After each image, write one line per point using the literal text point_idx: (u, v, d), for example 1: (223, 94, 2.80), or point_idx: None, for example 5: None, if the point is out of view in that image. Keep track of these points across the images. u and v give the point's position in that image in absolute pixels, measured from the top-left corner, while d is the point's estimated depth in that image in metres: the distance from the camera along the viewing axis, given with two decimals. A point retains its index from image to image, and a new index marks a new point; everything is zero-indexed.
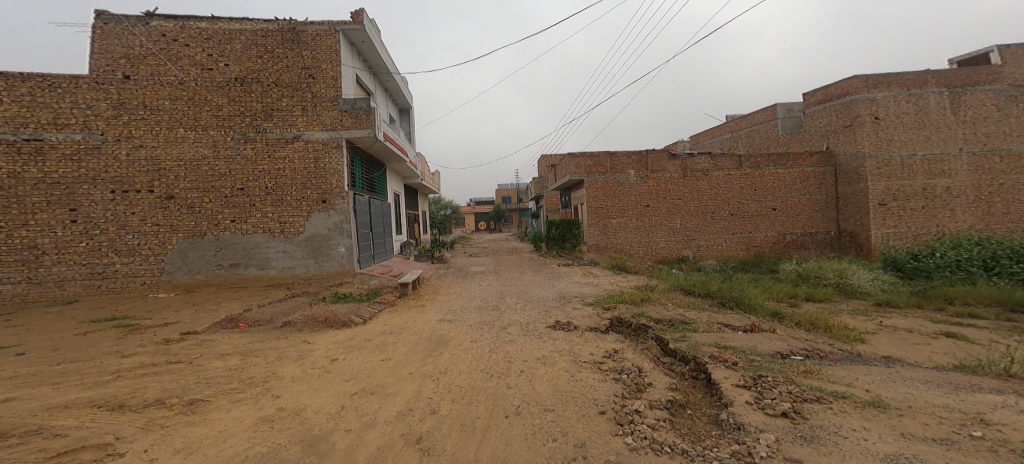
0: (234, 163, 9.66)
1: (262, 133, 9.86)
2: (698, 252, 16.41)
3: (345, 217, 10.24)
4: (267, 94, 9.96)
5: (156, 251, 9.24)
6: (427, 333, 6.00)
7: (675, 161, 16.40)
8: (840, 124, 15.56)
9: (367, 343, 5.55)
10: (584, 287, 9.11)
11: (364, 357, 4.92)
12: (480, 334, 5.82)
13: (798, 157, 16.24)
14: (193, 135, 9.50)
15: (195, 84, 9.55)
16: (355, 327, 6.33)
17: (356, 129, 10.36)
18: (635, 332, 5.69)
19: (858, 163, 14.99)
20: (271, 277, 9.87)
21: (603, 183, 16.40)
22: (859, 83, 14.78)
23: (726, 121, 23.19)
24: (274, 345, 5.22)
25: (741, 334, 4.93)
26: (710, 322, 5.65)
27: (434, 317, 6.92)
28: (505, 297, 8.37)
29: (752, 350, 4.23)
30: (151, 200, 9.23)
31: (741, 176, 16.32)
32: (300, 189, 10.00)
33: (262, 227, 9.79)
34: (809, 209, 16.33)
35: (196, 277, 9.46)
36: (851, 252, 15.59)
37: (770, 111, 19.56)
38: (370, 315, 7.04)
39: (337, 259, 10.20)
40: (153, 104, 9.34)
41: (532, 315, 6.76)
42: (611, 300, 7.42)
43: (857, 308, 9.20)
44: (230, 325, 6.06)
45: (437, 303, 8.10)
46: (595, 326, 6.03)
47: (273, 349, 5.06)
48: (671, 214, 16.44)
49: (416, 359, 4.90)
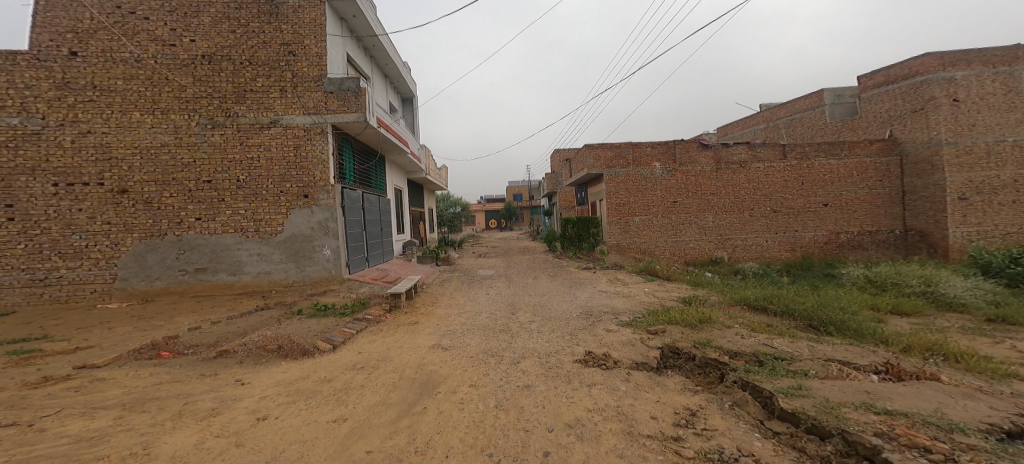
0: (199, 152, 8.26)
1: (232, 117, 8.44)
2: (735, 253, 14.44)
3: (330, 214, 8.73)
4: (240, 74, 8.54)
5: (108, 254, 7.88)
6: (412, 370, 4.36)
7: (707, 152, 14.46)
8: (907, 108, 13.30)
9: (323, 386, 3.93)
10: (613, 299, 7.36)
11: (309, 415, 3.30)
12: (484, 374, 4.15)
13: (854, 145, 14.11)
14: (151, 120, 8.13)
15: (154, 62, 8.20)
16: (317, 358, 4.71)
17: (343, 113, 8.86)
18: (706, 374, 3.96)
19: (932, 152, 12.74)
20: (244, 284, 8.43)
21: (626, 178, 14.58)
22: (932, 61, 12.53)
23: (762, 110, 21.04)
24: (187, 389, 3.65)
25: (893, 385, 3.15)
26: (819, 359, 3.87)
27: (425, 343, 5.26)
28: (516, 312, 6.65)
29: (952, 425, 2.48)
30: (100, 194, 7.87)
31: (786, 169, 14.28)
32: (278, 182, 8.55)
33: (233, 226, 8.36)
34: (867, 204, 14.18)
35: (156, 285, 8.07)
36: (920, 253, 13.41)
37: (815, 96, 17.40)
38: (344, 339, 5.40)
39: (322, 263, 8.70)
40: (104, 85, 7.99)
41: (554, 341, 5.06)
42: (656, 320, 5.62)
43: (969, 326, 7.24)
44: (147, 353, 4.51)
45: (433, 319, 6.47)
46: (643, 361, 4.31)
47: (179, 397, 3.48)
48: (703, 211, 14.49)
49: (385, 421, 3.25)
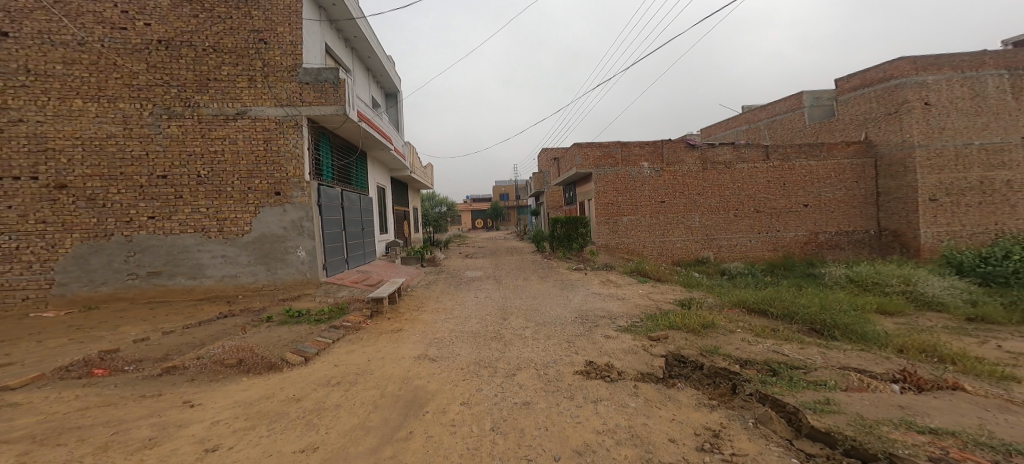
0: (153, 144, 7.47)
1: (192, 108, 7.67)
2: (720, 253, 14.51)
3: (305, 213, 8.08)
4: (202, 61, 7.76)
5: (43, 257, 7.02)
6: (396, 385, 3.91)
7: (693, 152, 14.45)
8: (882, 111, 13.65)
9: (292, 407, 3.43)
10: (608, 302, 7.07)
11: (272, 446, 2.82)
12: (477, 390, 3.74)
13: (833, 147, 14.40)
14: (96, 108, 7.26)
15: (101, 46, 7.31)
16: (284, 372, 4.19)
17: (320, 105, 8.22)
18: (719, 386, 3.69)
19: (905, 154, 13.11)
20: (206, 289, 7.71)
21: (613, 177, 14.40)
22: (906, 65, 12.88)
23: (744, 112, 21.45)
24: (116, 415, 3.15)
25: (926, 399, 2.93)
26: (836, 368, 3.66)
27: (410, 353, 4.79)
28: (508, 317, 6.25)
29: (1008, 446, 2.24)
30: (34, 190, 6.98)
31: (769, 169, 14.44)
32: (245, 178, 7.86)
33: (192, 225, 7.62)
34: (846, 205, 14.49)
35: (102, 291, 7.27)
36: (894, 252, 13.80)
37: (795, 99, 17.77)
38: (319, 350, 4.86)
39: (295, 265, 8.05)
40: (39, 69, 7.04)
41: (551, 350, 4.70)
42: (656, 326, 5.35)
43: (953, 325, 7.30)
44: (77, 372, 3.95)
45: (419, 326, 6.00)
46: (649, 372, 4.02)
47: (107, 424, 3.00)
48: (689, 211, 14.49)
49: (364, 450, 2.79)
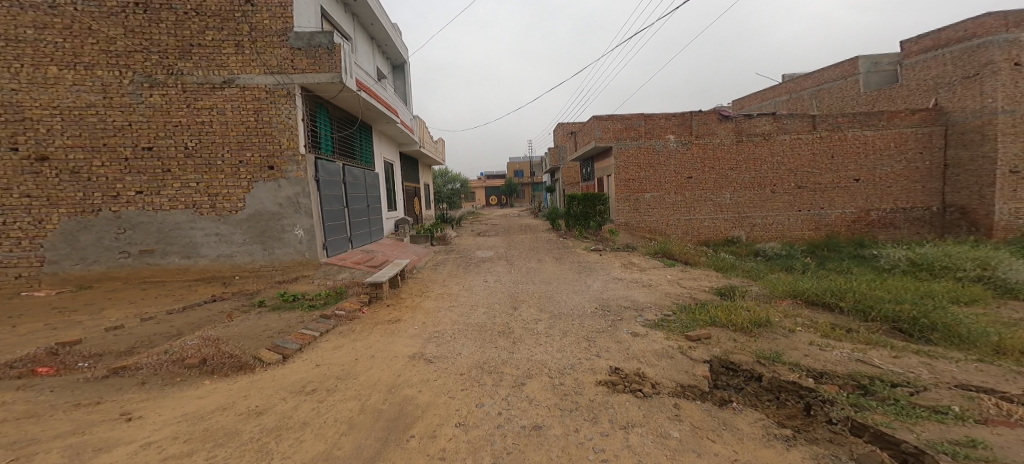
0: (136, 113, 6.88)
1: (175, 76, 7.01)
2: (753, 232, 13.27)
3: (302, 189, 7.44)
4: (185, 25, 7.02)
5: (31, 233, 6.64)
6: (383, 393, 3.25)
7: (727, 123, 13.01)
8: (960, 74, 11.74)
9: (247, 425, 2.78)
10: (633, 289, 6.20)
11: None
12: (476, 406, 3.01)
13: (895, 115, 12.68)
14: (73, 76, 6.68)
15: (73, 9, 6.65)
16: (255, 373, 3.58)
17: (315, 73, 7.41)
18: (792, 407, 2.87)
19: (985, 121, 11.31)
20: (202, 269, 7.26)
21: (637, 151, 13.18)
22: (994, 21, 10.89)
23: (785, 81, 19.56)
24: (23, 433, 2.52)
25: None
26: (957, 391, 2.90)
27: (404, 351, 4.10)
28: (518, 307, 5.50)
29: None
30: (15, 162, 6.54)
31: (814, 141, 12.89)
32: (235, 151, 7.23)
33: (182, 201, 7.10)
34: (904, 180, 12.89)
35: (94, 270, 6.90)
36: (960, 231, 12.26)
37: (848, 64, 15.82)
38: (302, 345, 4.23)
39: (293, 244, 7.49)
40: (9, 34, 6.46)
41: (568, 351, 3.93)
42: (695, 322, 4.49)
43: None
44: (18, 371, 3.40)
45: (420, 315, 5.34)
46: (692, 384, 3.20)
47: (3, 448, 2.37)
48: (720, 188, 13.20)
49: None
